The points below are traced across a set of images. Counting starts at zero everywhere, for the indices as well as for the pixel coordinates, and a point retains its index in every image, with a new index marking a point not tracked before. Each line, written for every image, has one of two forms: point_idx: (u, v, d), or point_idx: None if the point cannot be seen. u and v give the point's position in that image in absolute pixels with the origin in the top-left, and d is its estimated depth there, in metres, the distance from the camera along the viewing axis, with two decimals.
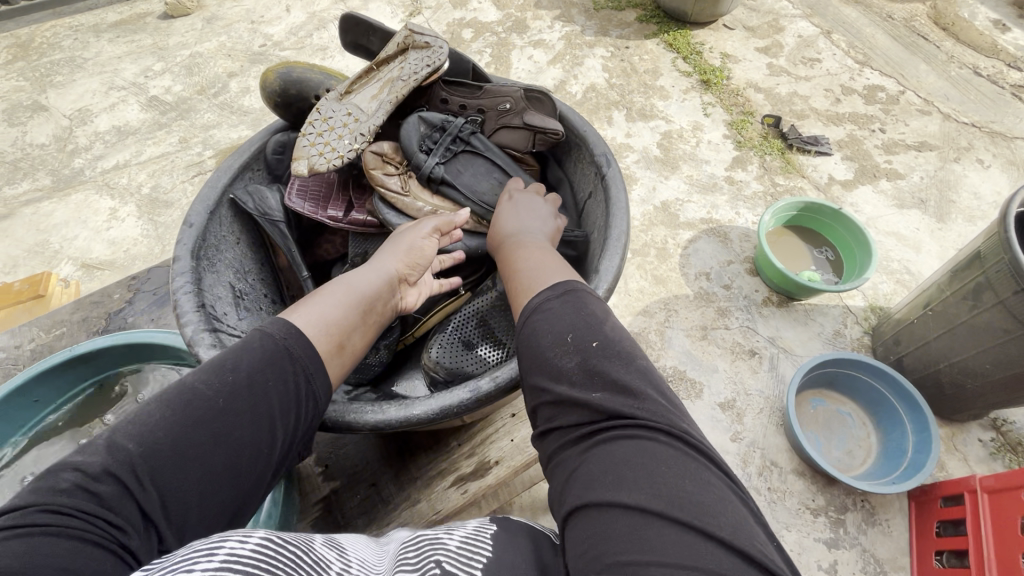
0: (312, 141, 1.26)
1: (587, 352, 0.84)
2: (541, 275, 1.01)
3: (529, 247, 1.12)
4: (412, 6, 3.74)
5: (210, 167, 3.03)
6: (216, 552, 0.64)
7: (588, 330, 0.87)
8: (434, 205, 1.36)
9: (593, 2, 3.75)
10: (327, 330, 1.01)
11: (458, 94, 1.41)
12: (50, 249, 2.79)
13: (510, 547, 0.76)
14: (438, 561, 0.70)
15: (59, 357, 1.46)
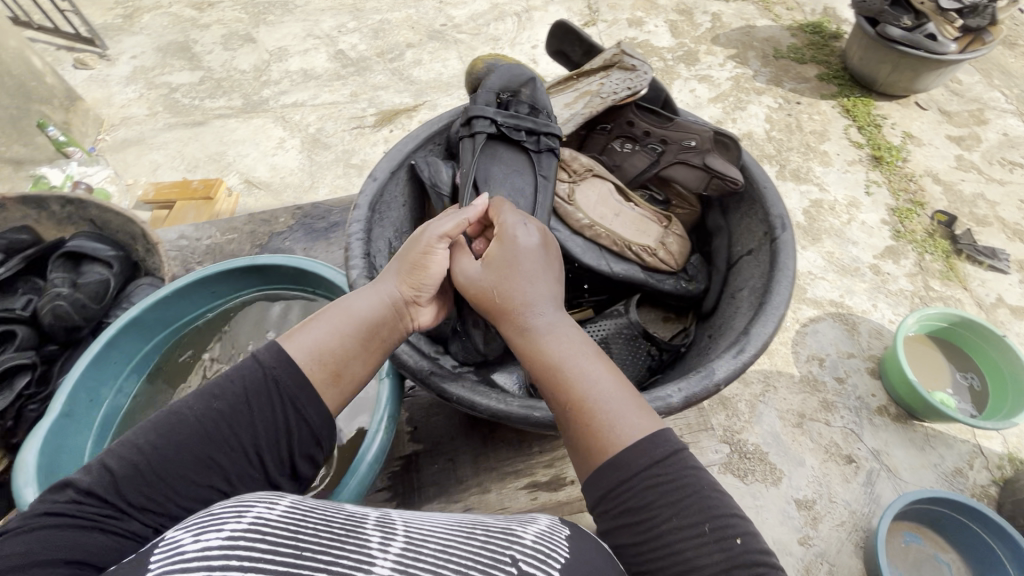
0: (507, 127, 1.30)
1: (718, 546, 0.72)
2: (625, 413, 0.82)
3: (560, 335, 0.92)
4: (589, 15, 3.80)
5: (370, 123, 3.30)
6: (245, 514, 0.66)
7: (694, 505, 0.75)
8: (592, 221, 1.28)
9: (774, 49, 3.58)
10: (324, 367, 0.91)
11: (645, 121, 1.38)
12: (224, 159, 3.20)
13: (586, 556, 0.74)
14: (513, 558, 0.69)
15: (241, 262, 1.58)
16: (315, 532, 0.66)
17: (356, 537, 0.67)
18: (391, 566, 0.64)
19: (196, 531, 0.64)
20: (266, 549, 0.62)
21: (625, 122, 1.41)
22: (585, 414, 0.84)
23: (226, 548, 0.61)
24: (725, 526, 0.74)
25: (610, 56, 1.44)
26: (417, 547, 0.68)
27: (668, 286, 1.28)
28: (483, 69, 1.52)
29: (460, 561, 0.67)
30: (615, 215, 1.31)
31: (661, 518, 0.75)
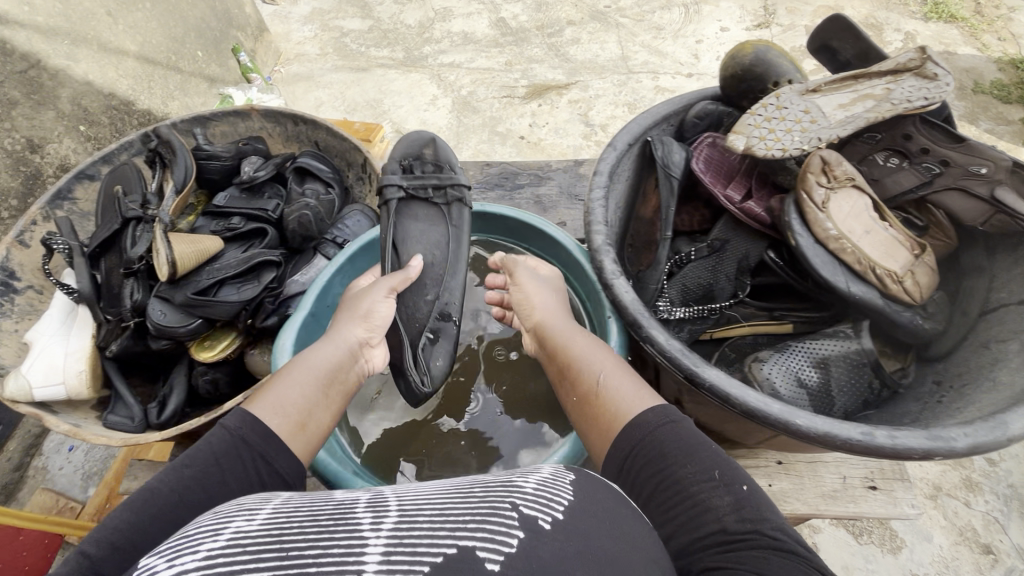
0: (760, 117, 0.89)
1: (728, 491, 0.59)
2: (631, 391, 0.72)
3: (578, 333, 0.86)
4: (763, 16, 3.14)
5: (522, 96, 2.93)
6: (222, 530, 0.47)
7: (695, 446, 0.62)
8: (842, 231, 0.87)
9: (975, 81, 2.93)
10: (295, 417, 0.71)
11: (930, 132, 0.90)
12: (380, 108, 2.95)
13: (617, 528, 0.53)
14: (513, 504, 0.51)
15: (470, 206, 1.17)
16: (303, 527, 0.48)
17: (347, 522, 0.48)
18: (385, 548, 0.45)
19: (167, 554, 0.45)
20: (250, 558, 0.43)
21: (901, 128, 0.91)
22: (597, 399, 0.73)
23: (202, 566, 0.42)
24: (733, 470, 0.60)
25: (913, 54, 0.88)
26: (410, 516, 0.49)
27: (904, 322, 0.88)
28: (742, 48, 0.98)
29: (456, 518, 0.49)
30: (863, 228, 0.89)
31: (670, 464, 0.61)
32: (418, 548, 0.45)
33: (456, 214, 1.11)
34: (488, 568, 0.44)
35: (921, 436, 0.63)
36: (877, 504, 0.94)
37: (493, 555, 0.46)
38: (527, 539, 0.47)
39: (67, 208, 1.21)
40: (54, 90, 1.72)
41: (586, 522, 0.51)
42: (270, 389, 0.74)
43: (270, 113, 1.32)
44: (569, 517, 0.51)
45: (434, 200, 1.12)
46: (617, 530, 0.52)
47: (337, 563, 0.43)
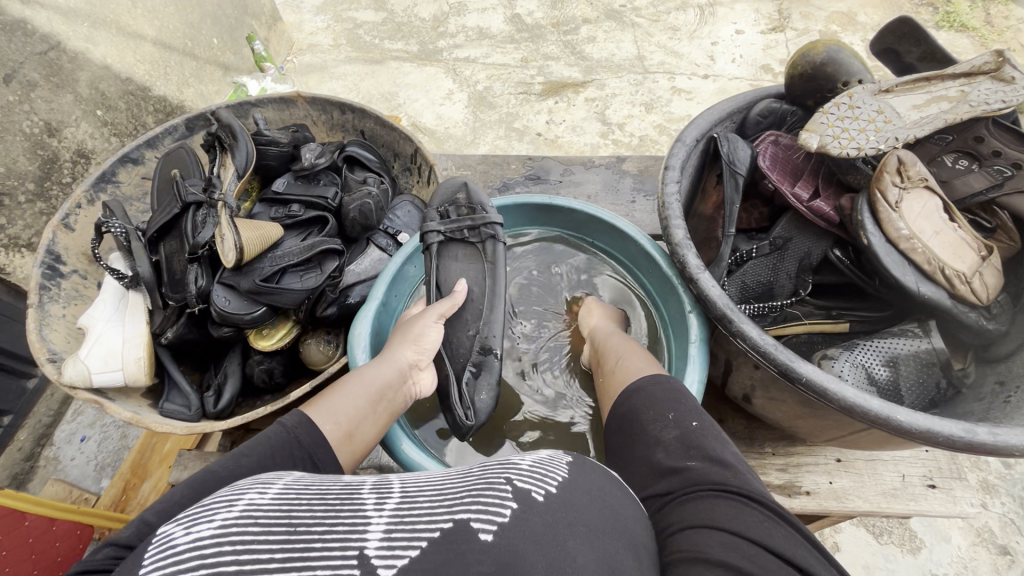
0: (833, 116, 0.90)
1: (678, 427, 0.66)
2: (641, 366, 0.83)
3: (615, 332, 0.98)
4: (777, 20, 2.85)
5: (539, 93, 2.68)
6: (237, 500, 0.45)
7: (667, 398, 0.71)
8: (913, 231, 0.87)
9: None
10: (344, 426, 0.71)
11: (1002, 138, 0.92)
12: (395, 101, 2.70)
13: (607, 505, 0.51)
14: (507, 478, 0.49)
15: (537, 198, 1.16)
16: (310, 505, 0.46)
17: (352, 501, 0.46)
18: (386, 526, 0.44)
19: (185, 521, 0.44)
20: (259, 532, 0.41)
21: (972, 131, 0.94)
22: (612, 374, 0.86)
23: (216, 536, 0.40)
24: (691, 413, 0.68)
25: (988, 57, 0.89)
26: (410, 497, 0.47)
27: (971, 321, 0.89)
28: (813, 47, 1.01)
29: (452, 495, 0.47)
30: (934, 230, 0.89)
31: (640, 414, 0.70)
32: (417, 525, 0.44)
33: (491, 251, 1.01)
34: (481, 538, 0.43)
35: (1019, 433, 0.66)
36: (938, 502, 0.97)
37: (486, 525, 0.44)
38: (520, 511, 0.46)
39: (111, 190, 1.19)
40: (73, 73, 1.60)
41: (579, 500, 0.50)
42: (331, 395, 0.74)
43: (317, 101, 1.31)
44: (563, 491, 0.50)
45: (468, 240, 1.02)
46: (607, 506, 0.51)
47: (339, 540, 0.42)
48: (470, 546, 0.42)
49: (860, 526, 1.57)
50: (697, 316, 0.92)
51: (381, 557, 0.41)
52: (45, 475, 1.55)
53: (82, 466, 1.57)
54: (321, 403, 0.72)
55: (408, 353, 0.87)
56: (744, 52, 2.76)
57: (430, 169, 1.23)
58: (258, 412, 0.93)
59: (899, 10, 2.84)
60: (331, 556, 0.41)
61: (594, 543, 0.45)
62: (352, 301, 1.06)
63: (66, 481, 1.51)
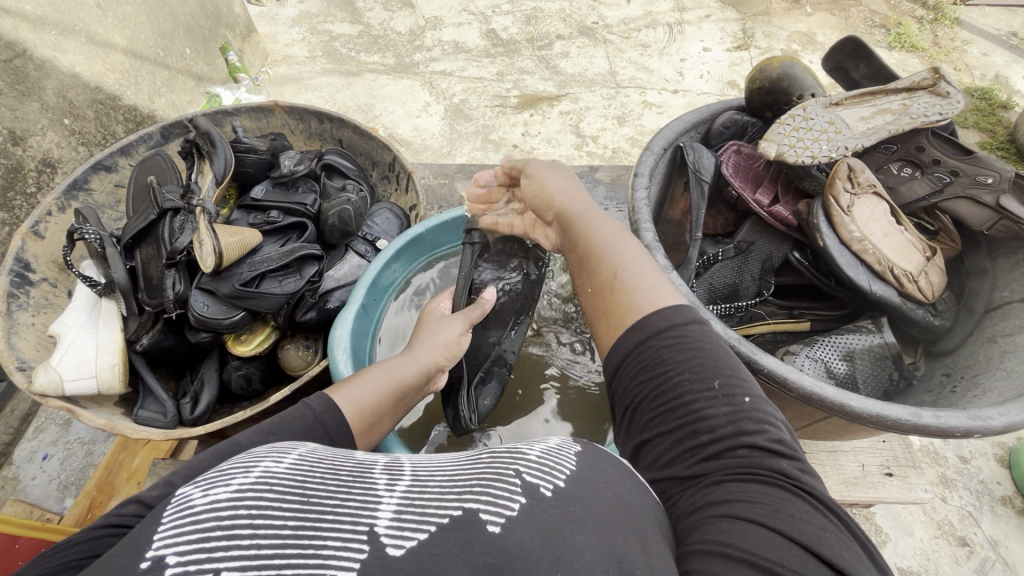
0: (789, 127, 0.96)
1: (726, 400, 0.57)
2: (653, 281, 0.67)
3: (608, 224, 0.77)
4: (741, 39, 2.99)
5: (515, 106, 2.74)
6: (252, 467, 0.47)
7: (701, 352, 0.59)
8: (865, 232, 0.94)
9: (995, 95, 2.73)
10: (365, 413, 0.72)
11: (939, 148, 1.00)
12: (372, 112, 2.71)
13: (613, 493, 0.51)
14: (516, 470, 0.48)
15: None
16: (324, 479, 0.47)
17: (364, 479, 0.48)
18: (396, 508, 0.44)
19: (203, 484, 0.45)
20: (274, 499, 0.43)
21: (914, 142, 1.01)
22: (611, 290, 0.68)
23: (232, 499, 0.42)
24: (734, 381, 0.58)
25: (927, 74, 0.97)
26: (421, 482, 0.49)
27: (919, 318, 0.95)
28: (770, 63, 1.08)
29: (464, 483, 0.48)
30: (882, 232, 0.96)
31: (669, 368, 0.59)
32: (426, 509, 0.45)
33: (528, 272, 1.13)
34: (490, 530, 0.43)
35: (959, 416, 0.72)
36: (894, 489, 1.03)
37: (494, 517, 0.44)
38: (529, 506, 0.45)
39: (83, 198, 1.18)
40: (39, 81, 1.58)
41: (588, 490, 0.49)
42: (355, 380, 0.74)
43: (294, 110, 1.33)
44: (572, 484, 0.49)
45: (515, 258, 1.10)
46: (613, 492, 0.51)
47: (352, 515, 0.43)
48: (480, 537, 0.42)
49: None
50: None
51: (391, 537, 0.42)
52: (4, 496, 1.49)
53: (45, 485, 1.51)
54: (348, 385, 0.73)
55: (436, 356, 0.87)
56: (711, 69, 2.88)
57: (408, 177, 1.26)
58: (239, 418, 0.94)
59: (855, 31, 3.00)
60: (342, 528, 0.42)
61: (599, 541, 0.44)
62: (331, 306, 1.07)
63: (27, 500, 1.45)
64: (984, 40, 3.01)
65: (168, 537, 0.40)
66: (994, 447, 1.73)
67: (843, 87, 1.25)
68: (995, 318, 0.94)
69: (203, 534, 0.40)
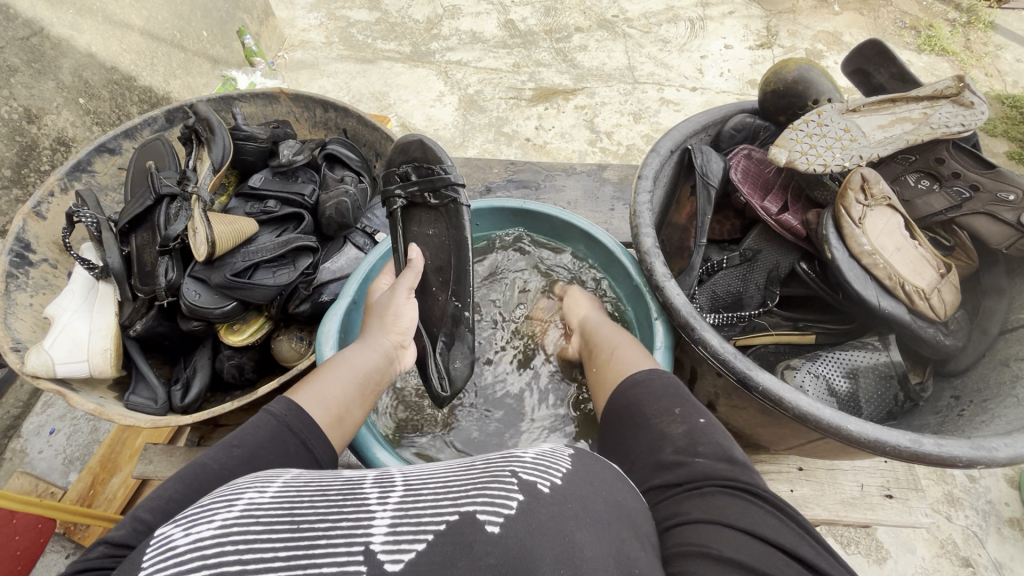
0: (801, 133, 0.92)
1: (686, 422, 0.64)
2: (637, 358, 0.82)
3: (611, 325, 0.96)
4: (765, 37, 2.91)
5: (529, 99, 2.70)
6: (236, 500, 0.45)
7: (669, 393, 0.70)
8: (874, 246, 0.90)
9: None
10: (333, 409, 0.72)
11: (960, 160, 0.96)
12: (385, 100, 2.70)
13: (611, 495, 0.51)
14: (513, 470, 0.48)
15: (511, 203, 1.18)
16: (313, 501, 0.46)
17: (355, 496, 0.47)
18: (391, 520, 0.43)
19: (183, 522, 0.44)
20: (262, 530, 0.42)
21: (934, 152, 0.97)
22: (604, 371, 0.83)
23: (216, 536, 0.41)
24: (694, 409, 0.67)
25: (951, 82, 0.93)
26: (414, 492, 0.47)
27: (929, 337, 0.91)
28: (785, 65, 1.04)
29: (459, 488, 0.47)
30: (894, 246, 0.92)
31: (643, 405, 0.69)
32: (423, 518, 0.43)
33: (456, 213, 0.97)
34: (489, 530, 0.42)
35: (963, 445, 0.69)
36: (892, 512, 1.00)
37: (493, 517, 0.43)
38: (527, 503, 0.45)
39: (85, 180, 1.18)
40: (55, 59, 1.58)
41: (586, 488, 0.49)
42: (314, 379, 0.75)
43: (299, 98, 1.31)
44: (569, 483, 0.49)
45: (433, 206, 0.99)
46: (611, 493, 0.51)
47: (344, 536, 0.42)
48: (478, 539, 0.42)
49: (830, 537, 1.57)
50: (663, 323, 0.93)
51: (387, 552, 0.41)
52: (11, 468, 1.52)
53: (50, 459, 1.53)
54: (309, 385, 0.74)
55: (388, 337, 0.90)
56: (732, 67, 2.81)
57: None
58: (224, 408, 0.93)
59: (883, 33, 2.91)
60: (336, 552, 0.40)
61: (601, 535, 0.45)
62: (324, 300, 1.07)
63: (32, 474, 1.48)
64: (1018, 45, 2.90)
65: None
66: (1004, 469, 1.68)
67: (862, 92, 1.20)
68: (1009, 340, 0.89)
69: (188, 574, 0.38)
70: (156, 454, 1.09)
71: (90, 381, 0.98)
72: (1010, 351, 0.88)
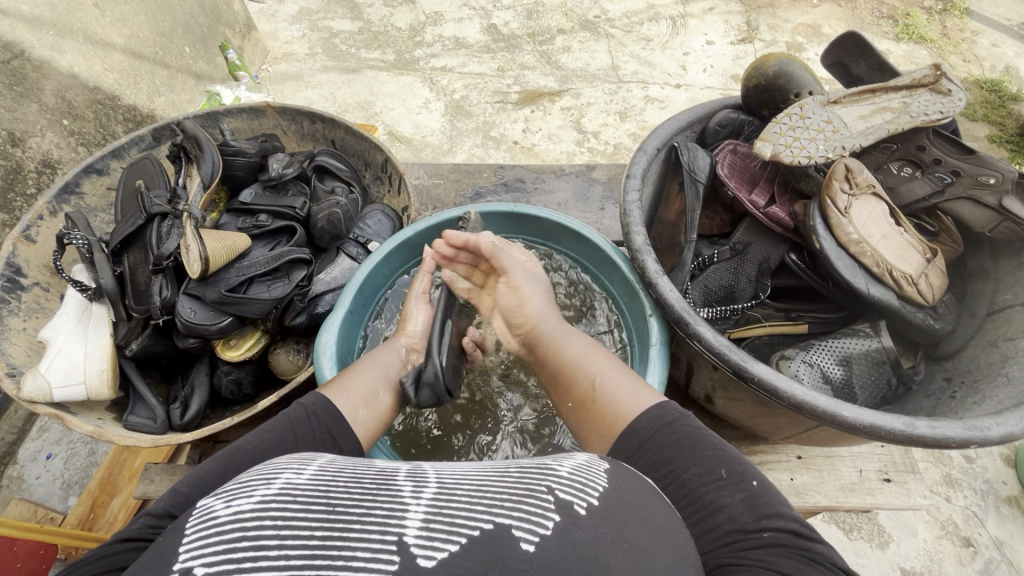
0: (785, 126, 0.94)
1: (737, 488, 0.58)
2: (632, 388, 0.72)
3: (568, 333, 0.85)
4: (745, 32, 2.94)
5: (515, 102, 2.71)
6: (274, 480, 0.47)
7: (703, 449, 0.62)
8: (862, 235, 0.92)
9: (1006, 88, 2.67)
10: (358, 401, 0.76)
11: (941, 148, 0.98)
12: (371, 109, 2.70)
13: (645, 512, 0.50)
14: (549, 487, 0.48)
15: (502, 207, 1.17)
16: (348, 488, 0.47)
17: (388, 487, 0.47)
18: (425, 515, 0.44)
19: (224, 495, 0.46)
20: (299, 510, 0.43)
21: (914, 140, 0.99)
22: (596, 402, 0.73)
23: (256, 511, 0.43)
24: (741, 469, 0.60)
25: (928, 71, 0.95)
26: (448, 489, 0.48)
27: (919, 321, 0.93)
28: (766, 60, 1.06)
29: (493, 496, 0.47)
30: (881, 233, 0.94)
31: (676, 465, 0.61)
32: (455, 519, 0.44)
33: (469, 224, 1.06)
34: (523, 547, 0.42)
35: (956, 426, 0.71)
36: (892, 495, 1.01)
37: (527, 535, 0.43)
38: (564, 523, 0.45)
39: (74, 202, 1.18)
40: (37, 82, 1.57)
41: (622, 509, 0.48)
42: (344, 378, 0.78)
43: (286, 111, 1.32)
44: (604, 502, 0.48)
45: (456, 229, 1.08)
46: (646, 510, 0.50)
47: (379, 524, 0.43)
48: (512, 553, 0.42)
49: (832, 523, 1.57)
50: (657, 319, 0.94)
51: (420, 547, 0.41)
52: (9, 495, 1.50)
53: (49, 484, 1.52)
54: (335, 383, 0.78)
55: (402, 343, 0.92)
56: (715, 63, 2.84)
57: (400, 178, 1.25)
58: (224, 423, 0.92)
59: (861, 23, 2.94)
60: (370, 538, 0.41)
61: (638, 559, 0.44)
62: (320, 311, 1.06)
63: (31, 500, 1.46)
64: (993, 31, 2.95)
65: (193, 548, 0.41)
66: (1000, 447, 1.70)
67: (842, 83, 1.22)
68: (996, 321, 0.92)
69: (230, 544, 0.40)
70: (158, 474, 1.09)
71: (88, 403, 0.98)
72: (1000, 330, 0.90)
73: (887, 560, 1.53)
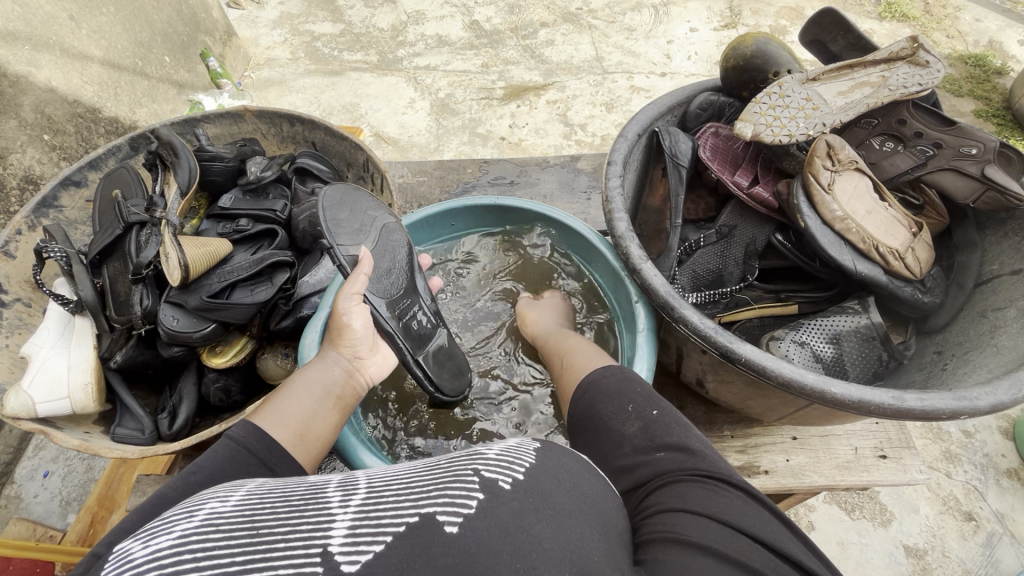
0: (764, 105, 0.93)
1: (640, 418, 0.66)
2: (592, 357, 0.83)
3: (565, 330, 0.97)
4: (728, 17, 2.94)
5: (501, 98, 2.70)
6: (194, 512, 0.44)
7: (630, 391, 0.70)
8: (845, 211, 0.91)
9: (987, 59, 2.68)
10: (296, 427, 0.72)
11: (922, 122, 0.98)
12: (357, 111, 2.67)
13: (576, 486, 0.50)
14: (474, 469, 0.48)
15: (485, 201, 1.17)
16: (274, 507, 0.45)
17: (316, 500, 0.46)
18: (351, 522, 0.43)
19: (143, 536, 0.43)
20: (220, 538, 0.41)
21: (896, 114, 0.99)
22: (566, 369, 0.85)
23: (174, 547, 0.40)
24: (648, 403, 0.68)
25: (905, 43, 0.94)
26: (376, 492, 0.46)
27: (907, 296, 0.92)
28: (744, 40, 1.06)
29: (420, 488, 0.46)
30: (866, 209, 0.93)
31: (609, 411, 0.69)
32: (382, 519, 0.43)
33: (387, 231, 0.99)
34: (447, 531, 0.42)
35: (946, 397, 0.70)
36: (888, 471, 1.01)
37: (452, 518, 0.43)
38: (488, 502, 0.45)
39: (53, 216, 1.17)
40: (16, 97, 1.54)
41: (550, 483, 0.49)
42: (273, 402, 0.74)
43: (264, 114, 1.30)
44: (529, 478, 0.48)
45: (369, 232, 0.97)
46: (574, 484, 0.50)
47: (304, 539, 0.41)
48: (436, 540, 0.41)
49: (834, 504, 1.56)
50: (643, 305, 0.95)
51: (345, 554, 0.40)
52: (8, 515, 1.49)
53: (47, 502, 1.51)
54: (267, 410, 0.73)
55: (339, 354, 0.85)
56: (699, 50, 2.83)
57: (382, 177, 1.23)
58: (212, 430, 0.91)
59: (843, 3, 2.93)
60: (294, 554, 0.40)
61: (559, 526, 0.45)
62: (306, 313, 1.06)
63: (29, 519, 1.45)
64: (977, 6, 2.94)
65: None
66: (997, 420, 1.70)
67: (819, 61, 1.22)
68: (985, 292, 0.91)
69: None
70: (149, 485, 1.08)
71: (74, 418, 0.98)
72: (989, 301, 0.90)
73: (891, 538, 1.53)
